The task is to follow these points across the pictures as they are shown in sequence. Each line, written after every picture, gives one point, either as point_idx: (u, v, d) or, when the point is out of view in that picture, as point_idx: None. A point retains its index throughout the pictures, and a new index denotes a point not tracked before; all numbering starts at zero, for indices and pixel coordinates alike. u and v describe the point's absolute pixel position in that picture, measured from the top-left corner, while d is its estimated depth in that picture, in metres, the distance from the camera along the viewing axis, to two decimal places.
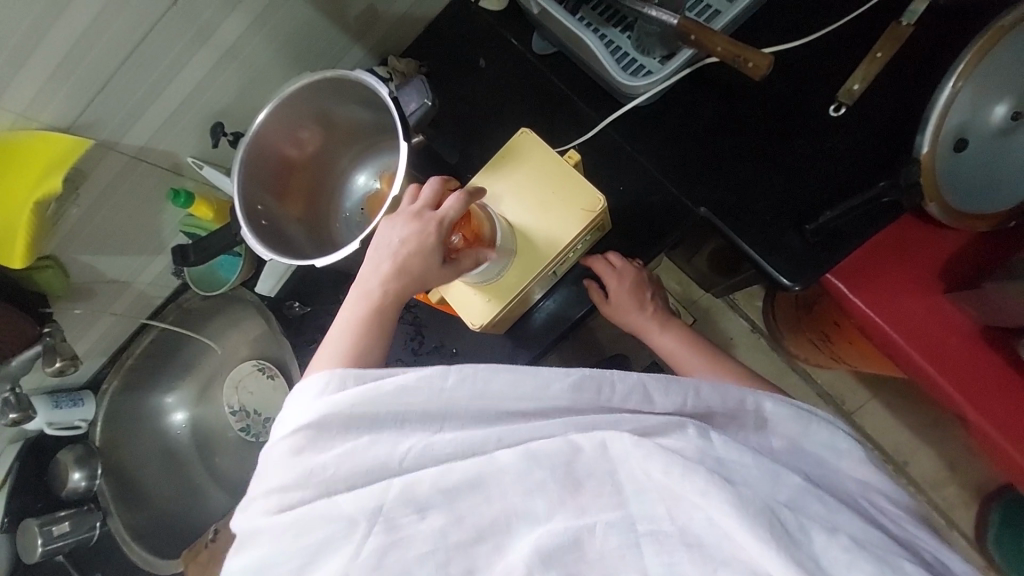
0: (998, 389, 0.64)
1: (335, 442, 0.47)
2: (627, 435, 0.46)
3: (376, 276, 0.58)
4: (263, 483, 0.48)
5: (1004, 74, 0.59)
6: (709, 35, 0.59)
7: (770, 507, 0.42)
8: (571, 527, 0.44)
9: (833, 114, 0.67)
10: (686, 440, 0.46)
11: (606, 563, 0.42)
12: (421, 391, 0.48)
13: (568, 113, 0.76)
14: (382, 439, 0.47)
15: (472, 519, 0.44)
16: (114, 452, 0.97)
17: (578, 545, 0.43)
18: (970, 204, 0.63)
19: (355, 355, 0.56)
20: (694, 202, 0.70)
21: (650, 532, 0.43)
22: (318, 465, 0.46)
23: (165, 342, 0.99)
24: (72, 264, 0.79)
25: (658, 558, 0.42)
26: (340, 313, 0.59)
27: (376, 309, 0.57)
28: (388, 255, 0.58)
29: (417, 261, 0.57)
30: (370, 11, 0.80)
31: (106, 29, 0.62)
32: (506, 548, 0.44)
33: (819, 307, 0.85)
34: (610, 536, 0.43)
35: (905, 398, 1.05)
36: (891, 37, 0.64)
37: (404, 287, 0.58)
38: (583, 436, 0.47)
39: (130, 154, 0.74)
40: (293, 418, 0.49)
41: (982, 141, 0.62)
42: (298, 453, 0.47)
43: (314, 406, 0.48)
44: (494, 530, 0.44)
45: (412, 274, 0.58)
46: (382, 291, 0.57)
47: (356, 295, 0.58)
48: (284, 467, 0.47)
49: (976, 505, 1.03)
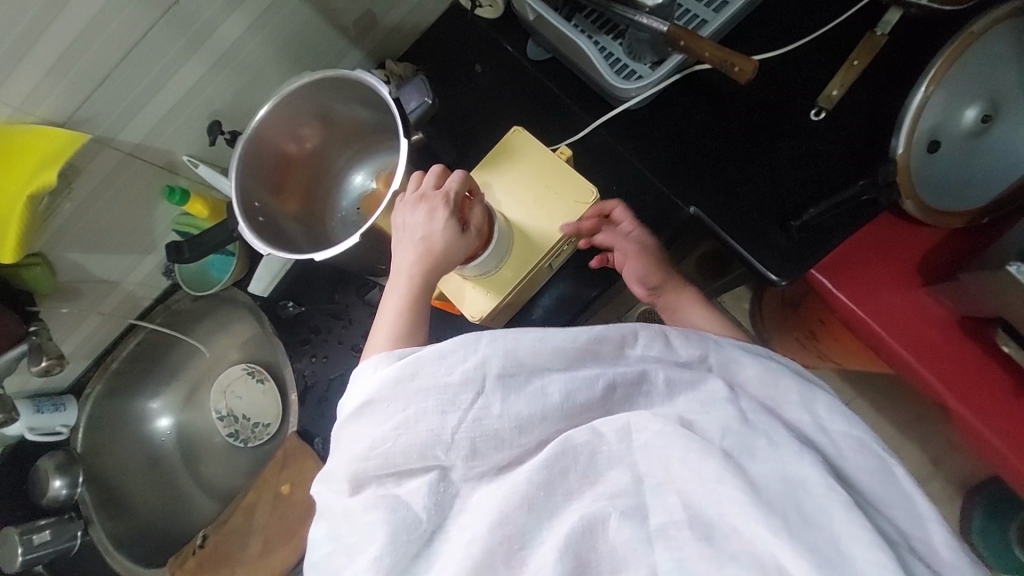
0: (981, 381, 0.67)
1: (381, 416, 0.49)
2: (652, 421, 0.48)
3: (407, 266, 0.58)
4: (336, 462, 0.52)
5: (974, 80, 0.63)
6: (697, 40, 0.62)
7: (787, 497, 0.43)
8: (585, 517, 0.46)
9: (814, 118, 0.70)
10: (708, 421, 0.47)
11: (615, 555, 0.45)
12: (460, 354, 0.49)
13: (562, 116, 0.79)
14: (428, 409, 0.48)
15: (493, 506, 0.46)
16: (95, 459, 0.95)
17: (591, 534, 0.45)
18: (943, 201, 0.66)
19: (402, 339, 0.57)
20: (684, 201, 0.72)
21: (661, 526, 0.45)
22: (377, 437, 0.49)
23: (153, 344, 0.97)
24: (60, 262, 0.79)
25: (667, 553, 0.44)
26: (380, 308, 0.59)
27: (412, 295, 0.58)
28: (411, 243, 0.58)
29: (439, 244, 0.58)
30: (368, 16, 0.82)
31: (106, 24, 0.63)
32: (524, 540, 0.46)
33: (804, 306, 0.89)
34: (623, 528, 0.45)
35: (890, 396, 1.08)
36: (867, 46, 0.68)
37: (430, 269, 0.58)
38: (607, 420, 0.49)
39: (126, 150, 0.74)
40: (357, 392, 0.52)
41: (955, 142, 0.65)
42: (357, 427, 0.50)
43: (370, 380, 0.51)
44: (508, 524, 0.46)
45: (434, 253, 0.58)
46: (414, 272, 0.58)
47: (393, 283, 0.59)
48: (353, 440, 0.50)
49: (961, 499, 1.05)
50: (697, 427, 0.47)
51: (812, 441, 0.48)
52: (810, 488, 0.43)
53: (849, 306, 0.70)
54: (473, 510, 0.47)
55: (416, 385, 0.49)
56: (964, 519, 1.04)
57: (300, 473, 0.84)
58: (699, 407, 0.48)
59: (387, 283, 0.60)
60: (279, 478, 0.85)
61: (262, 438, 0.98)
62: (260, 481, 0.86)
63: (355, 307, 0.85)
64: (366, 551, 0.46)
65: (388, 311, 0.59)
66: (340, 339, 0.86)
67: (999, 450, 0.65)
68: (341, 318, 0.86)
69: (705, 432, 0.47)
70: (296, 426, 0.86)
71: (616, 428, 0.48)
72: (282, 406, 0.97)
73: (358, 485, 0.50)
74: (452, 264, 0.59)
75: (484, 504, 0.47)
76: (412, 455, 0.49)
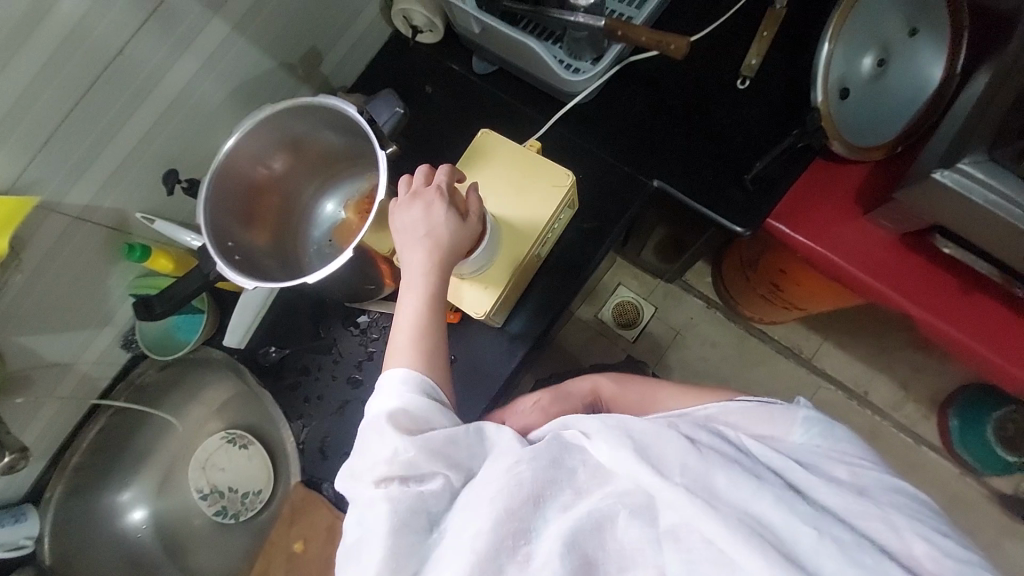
0: (931, 282, 0.77)
1: (415, 422, 0.53)
2: (622, 453, 0.49)
3: (417, 262, 0.59)
4: (363, 459, 0.52)
5: (864, 32, 0.74)
6: (632, 28, 0.68)
7: (754, 525, 0.44)
8: (596, 513, 0.47)
9: (740, 87, 0.78)
10: (662, 449, 0.48)
11: (624, 552, 0.47)
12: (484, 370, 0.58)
13: (517, 119, 0.83)
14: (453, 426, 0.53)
15: (499, 503, 0.47)
16: (68, 570, 0.84)
17: (601, 531, 0.47)
18: (864, 138, 0.76)
19: (424, 333, 0.58)
20: (646, 176, 0.78)
21: (669, 529, 0.46)
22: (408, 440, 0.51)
23: (117, 427, 0.89)
24: (8, 348, 0.71)
25: (677, 555, 0.45)
26: (397, 310, 0.60)
27: (429, 294, 0.59)
28: (417, 241, 0.59)
29: (444, 236, 0.59)
30: (314, 52, 0.85)
31: (47, 83, 0.60)
32: (529, 535, 0.47)
33: (763, 262, 0.97)
34: (631, 527, 0.47)
35: (850, 334, 1.18)
36: (772, 18, 0.78)
37: (443, 262, 0.59)
38: (589, 438, 0.51)
39: (73, 215, 0.70)
40: (386, 401, 0.54)
41: (861, 86, 0.76)
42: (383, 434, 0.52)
43: (402, 394, 0.54)
44: (515, 519, 0.46)
45: (442, 243, 0.59)
46: (429, 266, 0.59)
47: (408, 287, 0.60)
48: (382, 442, 0.51)
49: (933, 414, 1.16)
50: (655, 454, 0.48)
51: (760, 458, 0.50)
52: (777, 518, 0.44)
53: (808, 245, 0.78)
54: (471, 509, 0.47)
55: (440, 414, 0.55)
56: (943, 433, 1.14)
57: (311, 525, 0.84)
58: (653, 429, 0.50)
59: (400, 289, 0.61)
60: (290, 536, 0.85)
61: (255, 508, 0.90)
62: (269, 544, 0.86)
63: (343, 338, 0.83)
64: (382, 538, 0.47)
65: (408, 307, 0.60)
66: (333, 373, 0.83)
67: (959, 338, 0.76)
68: (330, 353, 0.83)
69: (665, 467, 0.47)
70: (300, 475, 0.84)
71: (600, 433, 0.51)
72: (272, 465, 0.90)
73: (382, 481, 0.50)
74: (459, 255, 0.60)
75: (483, 493, 0.48)
76: (436, 456, 0.51)
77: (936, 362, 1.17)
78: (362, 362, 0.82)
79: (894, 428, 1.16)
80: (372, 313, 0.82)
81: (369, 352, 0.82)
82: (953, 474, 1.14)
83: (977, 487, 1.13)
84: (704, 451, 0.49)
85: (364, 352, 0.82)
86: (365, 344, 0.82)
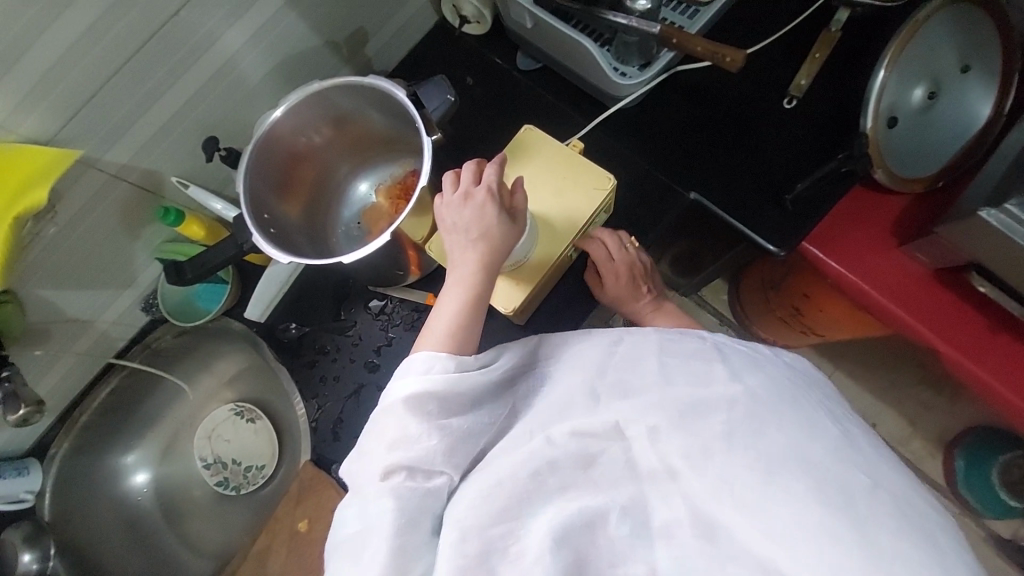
0: (955, 319, 0.77)
1: (433, 405, 0.52)
2: (637, 425, 0.52)
3: (467, 259, 0.59)
4: (376, 446, 0.52)
5: (919, 63, 0.74)
6: (689, 37, 0.67)
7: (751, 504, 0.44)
8: (587, 511, 0.48)
9: (787, 106, 0.78)
10: (675, 430, 0.50)
11: (615, 549, 0.47)
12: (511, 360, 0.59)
13: (558, 119, 0.83)
14: (474, 419, 0.55)
15: (489, 504, 0.49)
16: (67, 528, 0.84)
17: (592, 529, 0.48)
18: (907, 169, 0.76)
19: (462, 330, 0.57)
20: (684, 187, 0.77)
21: (664, 529, 0.47)
22: (420, 433, 0.52)
23: (128, 390, 0.88)
24: (29, 300, 0.70)
25: (667, 551, 0.46)
26: (437, 306, 0.59)
27: (473, 292, 0.58)
28: (468, 242, 0.59)
29: (496, 235, 0.59)
30: (360, 33, 0.85)
31: (101, 38, 0.59)
32: (518, 532, 0.48)
33: (786, 284, 0.97)
34: (622, 524, 0.48)
35: (862, 364, 1.18)
36: (825, 40, 0.77)
37: (491, 262, 0.59)
38: (603, 412, 0.54)
39: (111, 172, 0.69)
40: (406, 386, 0.53)
41: (909, 117, 0.75)
42: (399, 416, 0.52)
43: (421, 381, 0.53)
44: (506, 518, 0.48)
45: (493, 240, 0.59)
46: (480, 264, 0.59)
47: (451, 283, 0.59)
48: (396, 426, 0.52)
49: (940, 453, 1.16)
50: (700, 406, 0.51)
51: (795, 433, 0.47)
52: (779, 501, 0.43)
53: (837, 270, 0.79)
54: (467, 503, 0.50)
55: (455, 404, 0.54)
56: (948, 472, 1.13)
57: (316, 506, 0.85)
58: (701, 385, 0.52)
59: (444, 285, 0.60)
60: (295, 514, 0.85)
61: (257, 483, 0.90)
62: (273, 521, 0.86)
63: (364, 322, 0.83)
64: (382, 531, 0.49)
65: (448, 303, 0.58)
66: (352, 356, 0.83)
67: (984, 378, 0.76)
68: (350, 335, 0.83)
69: (705, 415, 0.50)
70: (310, 454, 0.85)
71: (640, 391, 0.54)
72: (278, 443, 0.90)
73: (389, 473, 0.51)
74: (506, 253, 0.60)
75: (477, 488, 0.51)
76: (440, 456, 0.52)
77: (945, 401, 1.16)
78: (381, 347, 0.82)
79: (899, 463, 1.15)
80: (392, 299, 0.82)
81: (389, 337, 0.82)
82: (954, 515, 1.14)
83: (977, 529, 1.13)
84: (758, 402, 0.50)
85: (383, 337, 0.82)
86: (385, 329, 0.82)
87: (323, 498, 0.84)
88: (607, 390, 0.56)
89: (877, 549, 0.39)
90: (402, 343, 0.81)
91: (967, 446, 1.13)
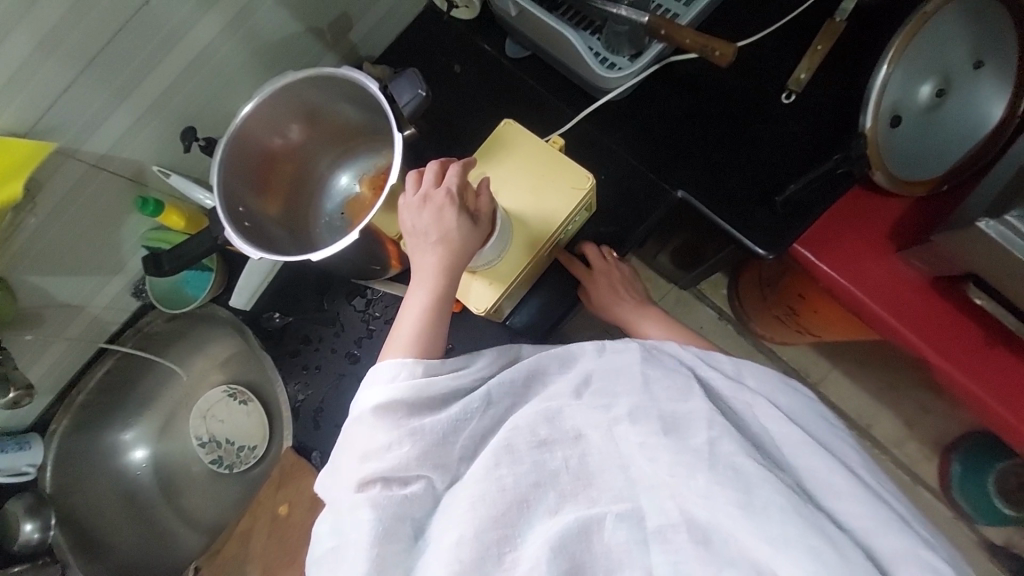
0: (953, 332, 0.74)
1: (402, 408, 0.53)
2: (631, 431, 0.51)
3: (427, 260, 0.59)
4: (349, 457, 0.53)
5: (929, 57, 0.68)
6: (677, 28, 0.63)
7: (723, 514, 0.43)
8: (582, 518, 0.48)
9: (784, 101, 0.74)
10: (661, 442, 0.49)
11: (612, 557, 0.46)
12: (485, 360, 0.58)
13: (545, 110, 0.80)
14: (453, 415, 0.54)
15: (484, 510, 0.48)
16: (68, 500, 0.88)
17: (588, 536, 0.47)
18: (909, 172, 0.72)
19: (423, 332, 0.58)
20: (669, 186, 0.75)
21: (658, 529, 0.46)
22: (393, 441, 0.52)
23: (123, 371, 0.91)
24: (21, 287, 0.73)
25: (664, 556, 0.45)
26: (404, 303, 0.61)
27: (434, 295, 0.59)
28: (428, 245, 0.59)
29: (455, 239, 0.59)
30: (344, 18, 0.83)
31: (75, 27, 0.58)
32: (515, 542, 0.48)
33: (782, 284, 0.94)
34: (618, 530, 0.47)
35: (861, 364, 1.15)
36: (828, 31, 0.73)
37: (451, 265, 0.59)
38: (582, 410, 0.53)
39: (91, 162, 0.69)
40: (372, 397, 0.54)
41: (915, 115, 0.71)
42: (369, 424, 0.53)
43: (387, 389, 0.53)
44: (502, 525, 0.48)
45: (451, 243, 0.59)
46: (439, 268, 0.59)
47: (415, 287, 0.60)
48: (365, 437, 0.53)
49: (936, 457, 1.13)
50: (681, 423, 0.50)
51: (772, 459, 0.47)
52: (753, 502, 0.43)
53: (829, 275, 0.76)
54: (456, 517, 0.49)
55: (428, 406, 0.54)
56: (943, 476, 1.11)
57: (297, 490, 0.88)
58: (680, 401, 0.51)
59: (409, 284, 0.61)
60: (277, 499, 0.89)
61: (249, 462, 0.93)
62: (257, 504, 0.90)
63: (344, 312, 0.84)
64: (354, 541, 0.49)
65: (412, 305, 0.60)
66: (333, 346, 0.84)
67: (980, 397, 0.73)
68: (333, 325, 0.84)
69: (688, 432, 0.49)
70: (292, 441, 0.87)
71: (630, 401, 0.53)
72: (270, 427, 0.93)
73: (363, 485, 0.51)
74: (468, 256, 0.60)
75: (465, 498, 0.49)
76: (415, 458, 0.52)
77: (946, 405, 1.14)
78: (362, 339, 0.83)
79: (894, 464, 1.13)
80: (374, 292, 0.83)
81: (369, 330, 0.83)
82: (946, 518, 1.12)
83: (969, 534, 1.11)
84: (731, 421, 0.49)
85: (364, 331, 0.82)
86: (366, 321, 0.83)
87: (303, 485, 0.87)
88: (591, 395, 0.54)
89: (849, 563, 0.39)
90: (381, 337, 0.82)
91: (963, 451, 1.09)
